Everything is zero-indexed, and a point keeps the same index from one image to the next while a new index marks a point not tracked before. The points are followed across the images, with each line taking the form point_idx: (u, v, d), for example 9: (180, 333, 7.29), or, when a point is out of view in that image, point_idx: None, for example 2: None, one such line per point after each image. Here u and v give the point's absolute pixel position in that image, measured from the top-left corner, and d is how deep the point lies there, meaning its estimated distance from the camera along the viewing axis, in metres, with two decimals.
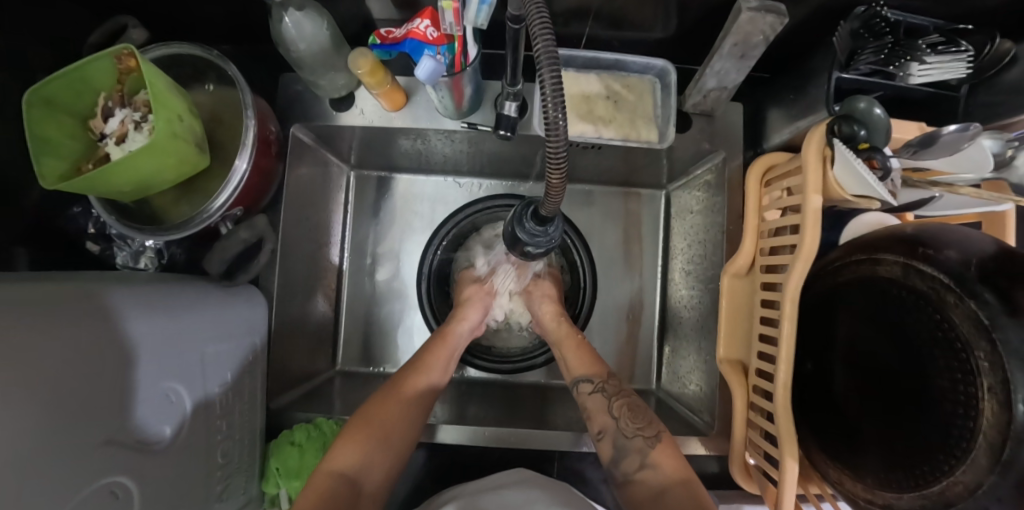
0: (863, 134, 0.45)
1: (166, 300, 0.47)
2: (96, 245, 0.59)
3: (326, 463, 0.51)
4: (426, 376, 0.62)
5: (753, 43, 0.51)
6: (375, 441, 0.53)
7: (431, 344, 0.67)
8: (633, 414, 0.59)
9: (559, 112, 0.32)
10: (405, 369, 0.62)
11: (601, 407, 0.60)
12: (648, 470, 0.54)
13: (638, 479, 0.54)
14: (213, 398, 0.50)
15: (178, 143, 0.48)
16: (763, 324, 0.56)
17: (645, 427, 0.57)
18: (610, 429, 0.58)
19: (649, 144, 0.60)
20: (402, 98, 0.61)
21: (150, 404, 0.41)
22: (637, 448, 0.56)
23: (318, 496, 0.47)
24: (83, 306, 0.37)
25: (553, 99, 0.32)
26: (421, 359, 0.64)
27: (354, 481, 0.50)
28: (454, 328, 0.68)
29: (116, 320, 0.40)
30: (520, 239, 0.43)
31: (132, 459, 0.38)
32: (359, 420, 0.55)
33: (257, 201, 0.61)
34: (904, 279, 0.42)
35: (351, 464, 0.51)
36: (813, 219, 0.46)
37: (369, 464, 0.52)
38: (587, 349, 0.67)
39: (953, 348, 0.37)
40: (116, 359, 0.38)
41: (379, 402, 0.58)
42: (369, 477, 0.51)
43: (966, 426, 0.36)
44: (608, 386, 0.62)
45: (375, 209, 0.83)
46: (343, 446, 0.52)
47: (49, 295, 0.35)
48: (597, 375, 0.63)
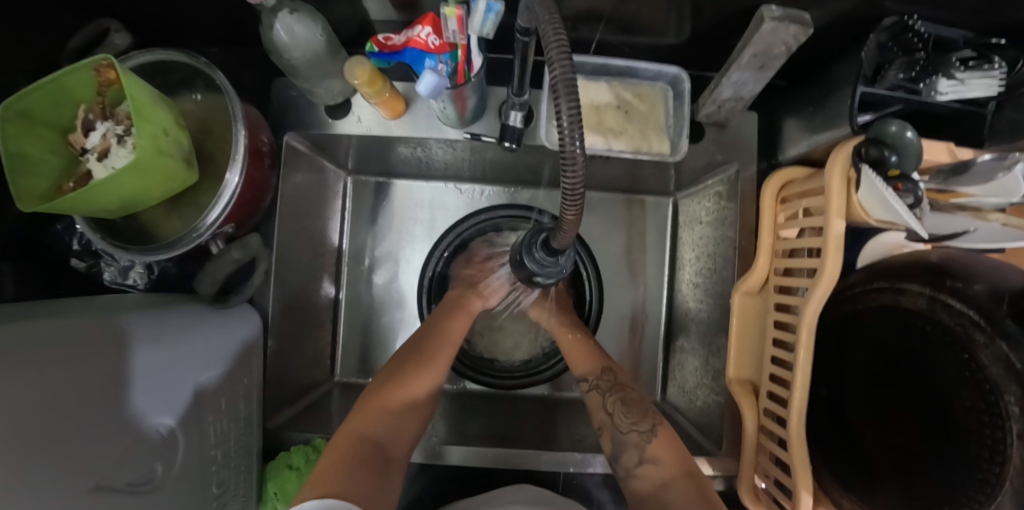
0: (894, 160, 0.43)
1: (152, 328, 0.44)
2: (82, 262, 0.55)
3: (354, 428, 0.50)
4: (446, 351, 0.62)
5: (773, 54, 0.48)
6: (398, 408, 0.54)
7: (453, 309, 0.66)
8: (626, 409, 0.57)
9: (578, 143, 0.30)
10: (432, 339, 0.62)
11: (597, 402, 0.60)
12: (647, 465, 0.53)
13: (639, 474, 0.52)
14: (208, 426, 0.48)
15: (164, 159, 0.45)
16: (776, 346, 0.54)
17: (640, 422, 0.56)
18: (608, 426, 0.57)
19: (661, 157, 0.57)
20: (401, 105, 0.58)
21: (141, 441, 0.39)
22: (634, 443, 0.54)
23: (347, 454, 0.46)
24: (67, 344, 0.35)
25: (573, 129, 0.29)
26: (443, 329, 0.64)
27: (381, 448, 0.49)
28: (475, 304, 0.67)
29: (101, 356, 0.37)
30: (528, 267, 0.41)
31: (124, 502, 0.36)
32: (386, 389, 0.55)
33: (252, 213, 0.58)
34: (928, 312, 0.40)
35: (380, 431, 0.50)
36: (835, 244, 0.44)
37: (396, 434, 0.52)
38: (588, 345, 0.65)
39: (980, 388, 0.36)
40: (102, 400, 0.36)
41: (410, 371, 0.58)
42: (393, 446, 0.51)
43: (993, 470, 0.35)
44: (603, 381, 0.61)
45: (373, 215, 0.80)
46: (370, 415, 0.52)
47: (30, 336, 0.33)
48: (594, 372, 0.61)
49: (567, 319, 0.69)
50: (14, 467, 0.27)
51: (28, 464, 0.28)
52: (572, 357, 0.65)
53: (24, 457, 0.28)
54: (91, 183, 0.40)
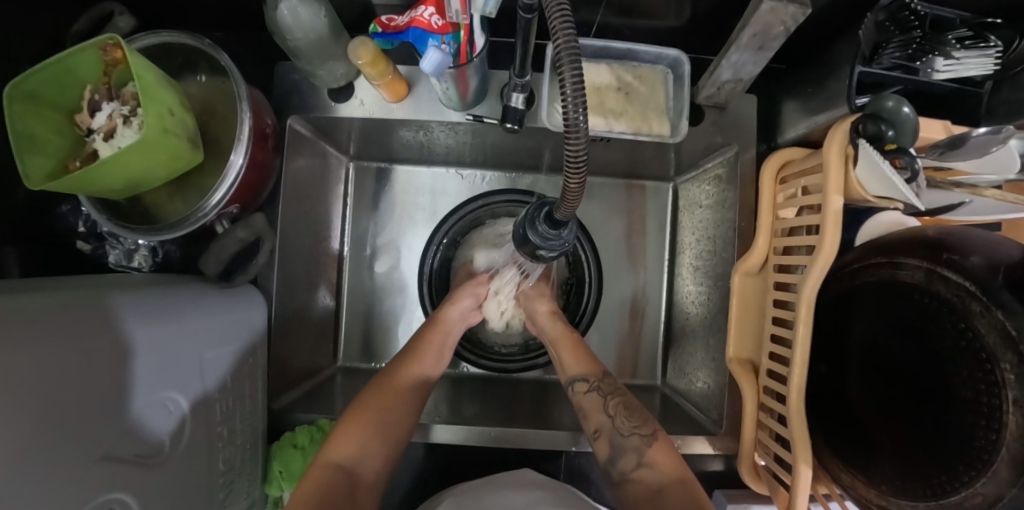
0: (890, 135, 0.43)
1: (159, 306, 0.45)
2: (88, 244, 0.57)
3: (325, 455, 0.51)
4: (419, 367, 0.62)
5: (773, 34, 0.48)
6: (369, 430, 0.54)
7: (424, 331, 0.66)
8: (628, 413, 0.58)
9: (581, 113, 0.30)
10: (401, 358, 0.63)
11: (597, 405, 0.60)
12: (644, 469, 0.54)
13: (635, 478, 0.53)
14: (213, 404, 0.48)
15: (170, 138, 0.46)
16: (775, 325, 0.55)
17: (640, 426, 0.57)
18: (607, 428, 0.58)
19: (661, 138, 0.57)
20: (403, 88, 0.58)
21: (144, 416, 0.39)
22: (634, 446, 0.55)
23: (319, 484, 0.48)
24: (76, 317, 0.35)
25: (576, 99, 0.30)
26: (407, 352, 0.64)
27: (350, 472, 0.50)
28: (446, 313, 0.68)
29: (108, 330, 0.37)
30: (531, 241, 0.41)
31: (127, 474, 0.36)
32: (358, 407, 0.56)
33: (256, 196, 0.59)
34: (926, 285, 0.41)
35: (349, 455, 0.52)
36: (834, 220, 0.45)
37: (365, 454, 0.52)
38: (583, 347, 0.66)
39: (977, 358, 0.36)
40: (109, 372, 0.36)
41: (373, 391, 0.58)
42: (365, 467, 0.52)
43: (988, 438, 0.36)
44: (604, 384, 0.62)
45: (375, 201, 0.81)
46: (342, 437, 0.53)
47: (36, 306, 0.33)
48: (593, 374, 0.62)
49: (560, 320, 0.69)
50: (22, 432, 0.27)
51: (40, 429, 0.29)
52: (564, 358, 0.65)
53: (32, 424, 0.28)
54: (97, 161, 0.41)
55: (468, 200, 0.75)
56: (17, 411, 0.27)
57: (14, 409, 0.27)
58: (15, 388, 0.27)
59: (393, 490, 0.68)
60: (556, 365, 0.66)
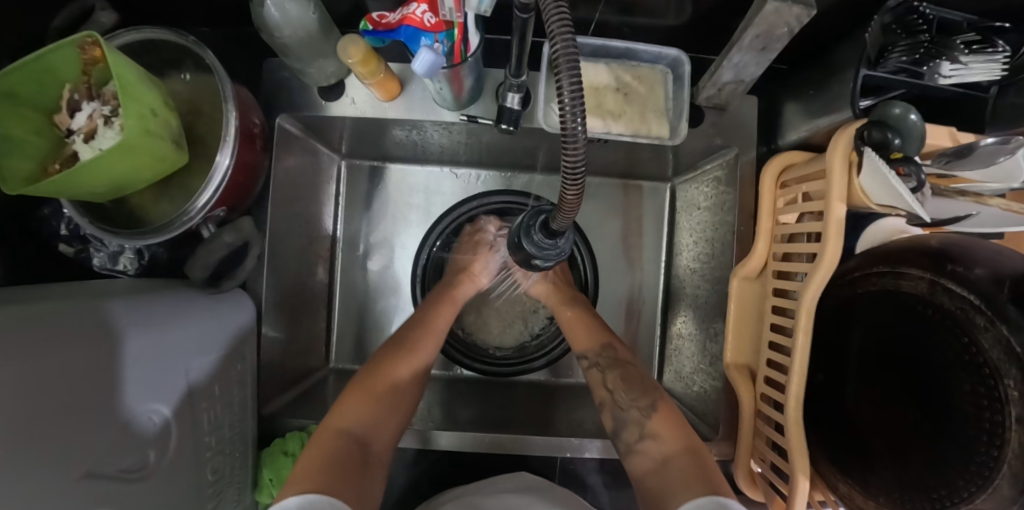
0: (898, 142, 0.41)
1: (136, 316, 0.43)
2: (70, 247, 0.54)
3: (334, 424, 0.50)
4: (412, 360, 0.59)
5: (776, 35, 0.47)
6: (380, 402, 0.54)
7: (437, 303, 0.67)
8: (627, 386, 0.58)
9: (580, 122, 0.29)
10: (390, 350, 0.60)
11: (597, 379, 0.61)
12: (648, 440, 0.53)
13: (639, 450, 0.53)
14: (200, 412, 0.46)
15: (152, 140, 0.44)
16: (773, 332, 0.54)
17: (639, 398, 0.57)
18: (609, 402, 0.58)
19: (660, 141, 0.56)
20: (396, 86, 0.56)
21: (128, 430, 0.38)
22: (635, 420, 0.55)
23: (322, 452, 0.46)
24: (56, 330, 0.34)
25: (574, 106, 0.28)
26: (404, 342, 0.61)
27: (361, 441, 0.50)
28: (461, 289, 0.68)
29: (88, 341, 0.36)
30: (527, 250, 0.40)
31: (113, 490, 0.35)
32: (363, 383, 0.55)
33: (244, 197, 0.57)
34: (930, 297, 0.40)
35: (360, 425, 0.51)
36: (836, 228, 0.44)
37: (376, 427, 0.52)
38: (589, 320, 0.66)
39: (980, 372, 0.36)
40: (90, 385, 0.35)
41: (367, 374, 0.56)
42: (376, 439, 0.51)
43: (989, 454, 0.35)
44: (602, 359, 0.62)
45: (367, 200, 0.79)
46: (350, 409, 0.52)
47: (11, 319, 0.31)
48: (592, 350, 0.63)
49: (567, 295, 0.69)
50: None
51: (17, 451, 0.27)
52: (572, 334, 0.65)
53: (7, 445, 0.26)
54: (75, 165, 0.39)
55: (466, 200, 0.74)
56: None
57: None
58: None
59: (387, 494, 0.67)
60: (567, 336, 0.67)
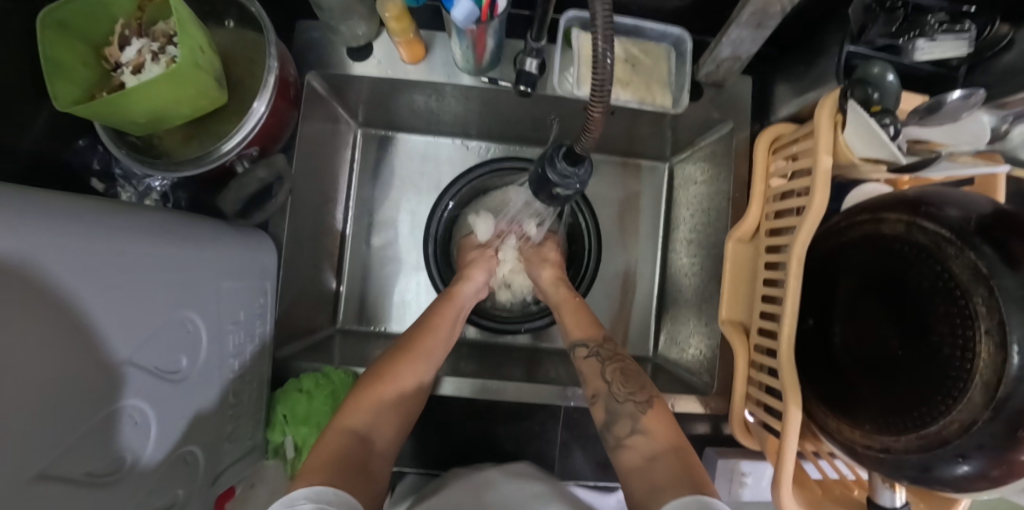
0: (877, 97, 0.47)
1: (188, 229, 0.45)
2: (101, 183, 0.57)
3: (338, 421, 0.51)
4: (417, 366, 0.59)
5: (770, 13, 0.52)
6: (387, 399, 0.54)
7: (438, 304, 0.67)
8: (625, 379, 0.59)
9: (608, 55, 0.32)
10: (394, 355, 0.59)
11: (595, 369, 0.61)
12: (637, 436, 0.53)
13: (628, 445, 0.53)
14: (228, 335, 0.48)
15: (199, 74, 0.47)
16: (766, 286, 0.58)
17: (636, 392, 0.57)
18: (603, 393, 0.58)
19: (663, 109, 0.62)
20: (420, 49, 0.60)
21: (171, 330, 0.40)
22: (629, 413, 0.55)
23: (328, 451, 0.47)
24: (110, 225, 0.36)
25: (606, 41, 0.31)
26: (410, 342, 0.61)
27: (365, 439, 0.50)
28: (460, 288, 0.69)
29: (148, 242, 0.38)
30: (550, 180, 0.44)
31: (146, 385, 0.36)
32: (370, 380, 0.56)
33: (275, 140, 0.59)
34: (906, 235, 0.45)
35: (362, 422, 0.51)
36: (823, 180, 0.49)
37: (379, 421, 0.52)
38: (586, 312, 0.68)
39: (952, 295, 0.40)
40: (145, 278, 0.37)
41: (372, 375, 0.56)
42: (380, 434, 0.52)
43: (962, 368, 0.39)
44: (604, 349, 0.63)
45: (380, 169, 0.82)
46: (356, 405, 0.52)
47: (76, 205, 0.33)
48: (593, 339, 0.64)
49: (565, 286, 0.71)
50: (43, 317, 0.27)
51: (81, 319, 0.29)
52: (569, 324, 0.66)
53: (55, 310, 0.28)
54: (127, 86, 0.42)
55: (479, 165, 0.76)
56: (35, 294, 0.27)
57: (37, 291, 0.27)
58: (43, 268, 0.28)
59: None
60: (562, 327, 0.68)
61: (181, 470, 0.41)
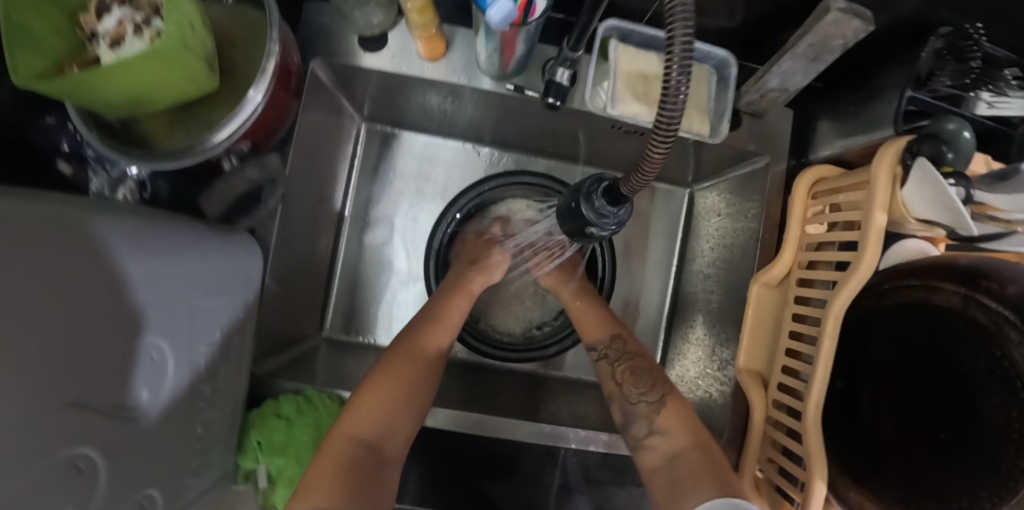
0: (950, 157, 0.42)
1: (158, 240, 0.38)
2: (69, 166, 0.51)
3: (344, 426, 0.47)
4: (422, 366, 0.54)
5: (830, 46, 0.47)
6: (399, 399, 0.50)
7: (448, 292, 0.62)
8: (636, 379, 0.56)
9: (684, 89, 0.26)
10: (396, 351, 0.54)
11: (607, 371, 0.59)
12: (657, 436, 0.51)
13: (648, 446, 0.51)
14: (200, 357, 0.43)
15: (187, 55, 0.40)
16: (792, 339, 0.54)
17: (649, 392, 0.54)
18: (617, 395, 0.57)
19: (700, 138, 0.57)
20: (441, 46, 0.54)
21: (132, 361, 0.34)
22: (644, 414, 0.53)
23: (335, 462, 0.43)
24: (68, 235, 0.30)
25: (682, 71, 0.26)
26: (417, 339, 0.56)
27: (375, 447, 0.46)
28: (473, 281, 0.63)
29: (108, 258, 0.32)
30: (584, 217, 0.39)
31: (100, 427, 0.31)
32: (380, 376, 0.51)
33: (268, 138, 0.52)
34: (961, 310, 0.40)
35: (372, 428, 0.47)
36: (875, 237, 0.45)
37: (393, 427, 0.49)
38: (598, 311, 0.64)
39: (1012, 385, 0.36)
40: (106, 302, 0.31)
41: (379, 371, 0.52)
42: (391, 440, 0.48)
43: (1016, 466, 0.36)
44: (613, 351, 0.60)
45: (382, 169, 0.76)
46: (360, 408, 0.48)
47: (32, 212, 0.27)
48: (602, 342, 0.60)
49: (571, 286, 0.67)
50: None
51: (16, 367, 0.23)
52: (583, 323, 0.63)
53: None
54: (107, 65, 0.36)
55: (488, 178, 0.71)
56: None
57: None
58: None
59: None
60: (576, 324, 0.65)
61: None
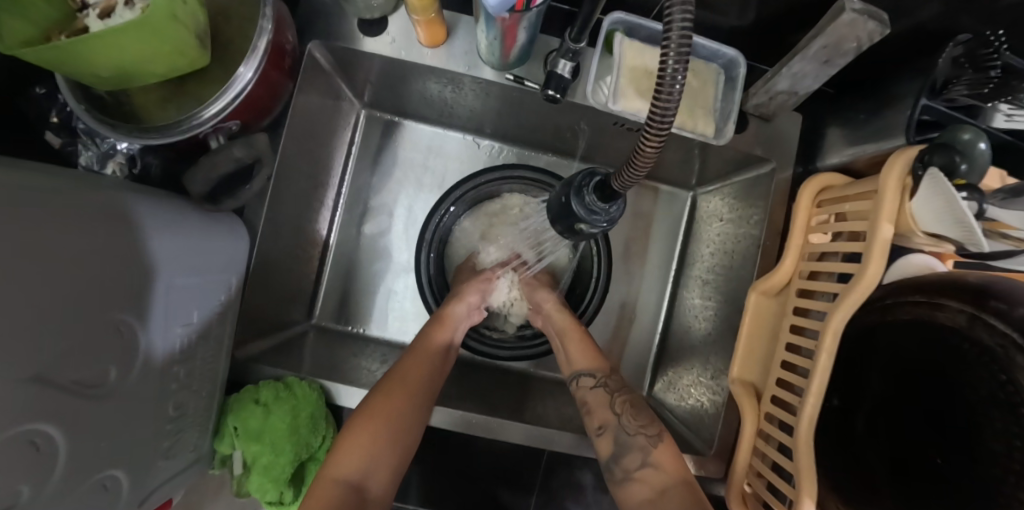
0: (964, 168, 0.40)
1: (135, 217, 0.37)
2: (58, 138, 0.50)
3: (329, 469, 0.48)
4: (409, 398, 0.53)
5: (843, 49, 0.45)
6: (382, 437, 0.50)
7: (430, 326, 0.61)
8: (635, 412, 0.56)
9: (679, 82, 0.25)
10: (380, 385, 0.54)
11: (603, 402, 0.57)
12: (648, 469, 0.52)
13: (637, 478, 0.52)
14: (175, 337, 0.42)
15: (176, 26, 0.39)
16: (788, 352, 0.52)
17: (647, 426, 0.55)
18: (612, 425, 0.55)
19: (704, 138, 0.55)
20: (441, 32, 0.53)
21: (98, 339, 0.33)
22: (640, 446, 0.53)
23: (321, 502, 0.45)
24: (50, 204, 0.29)
25: (678, 63, 0.24)
26: (397, 374, 0.55)
27: (359, 487, 0.47)
28: (454, 308, 0.63)
29: (81, 229, 0.31)
30: (574, 212, 0.38)
31: (65, 403, 0.30)
32: (364, 413, 0.51)
33: (259, 117, 0.52)
34: (967, 329, 0.39)
35: (355, 469, 0.48)
36: (881, 249, 0.42)
37: (375, 466, 0.49)
38: (589, 340, 0.63)
39: (1015, 411, 0.35)
40: (78, 274, 0.30)
41: (363, 409, 0.52)
42: (376, 479, 0.49)
43: (1014, 496, 0.34)
44: (610, 382, 0.59)
45: (380, 157, 0.75)
46: (345, 449, 0.49)
47: (2, 179, 0.26)
48: (600, 370, 0.60)
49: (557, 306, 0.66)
50: None
51: None
52: (572, 352, 0.62)
53: None
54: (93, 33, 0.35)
55: (487, 169, 0.70)
56: None
57: None
58: None
59: None
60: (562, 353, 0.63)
61: (98, 499, 0.35)
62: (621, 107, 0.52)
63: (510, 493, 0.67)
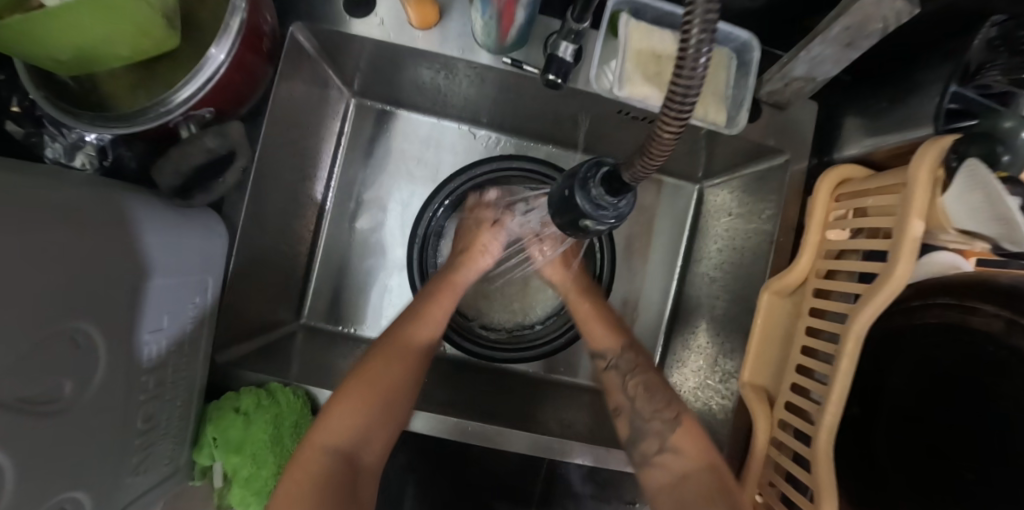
0: (1005, 159, 0.37)
1: (95, 211, 0.34)
2: (20, 128, 0.46)
3: (314, 436, 0.44)
4: (405, 362, 0.51)
5: (868, 31, 0.41)
6: (375, 405, 0.47)
7: (433, 285, 0.58)
8: (650, 394, 0.52)
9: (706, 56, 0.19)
10: (376, 350, 0.51)
11: (617, 382, 0.55)
12: (668, 454, 0.49)
13: (658, 462, 0.49)
14: (142, 345, 0.38)
15: (140, 5, 0.35)
16: (804, 355, 0.49)
17: (664, 408, 0.50)
18: (626, 408, 0.52)
19: (716, 127, 0.51)
20: (433, 13, 0.49)
21: (60, 350, 0.29)
22: (657, 430, 0.50)
23: (306, 475, 0.42)
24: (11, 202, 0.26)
25: (706, 32, 0.18)
26: (394, 337, 0.52)
27: (349, 457, 0.44)
28: (462, 274, 0.59)
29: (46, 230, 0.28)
30: (578, 206, 0.34)
31: (27, 422, 0.27)
32: (356, 379, 0.48)
33: (235, 106, 0.48)
34: (1005, 336, 0.36)
35: (346, 437, 0.45)
36: (910, 247, 0.39)
37: (367, 437, 0.46)
38: (604, 314, 0.60)
39: None
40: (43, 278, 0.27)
41: (355, 374, 0.49)
42: (367, 451, 0.46)
43: None
44: (625, 361, 0.56)
45: (371, 148, 0.71)
46: (335, 415, 0.46)
47: None
48: (613, 350, 0.56)
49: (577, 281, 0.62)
50: None
51: None
52: (589, 330, 0.59)
53: None
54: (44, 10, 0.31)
55: (483, 160, 0.67)
56: None
57: None
58: None
59: None
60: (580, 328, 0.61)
61: None
62: (626, 92, 0.48)
63: (508, 499, 0.65)
